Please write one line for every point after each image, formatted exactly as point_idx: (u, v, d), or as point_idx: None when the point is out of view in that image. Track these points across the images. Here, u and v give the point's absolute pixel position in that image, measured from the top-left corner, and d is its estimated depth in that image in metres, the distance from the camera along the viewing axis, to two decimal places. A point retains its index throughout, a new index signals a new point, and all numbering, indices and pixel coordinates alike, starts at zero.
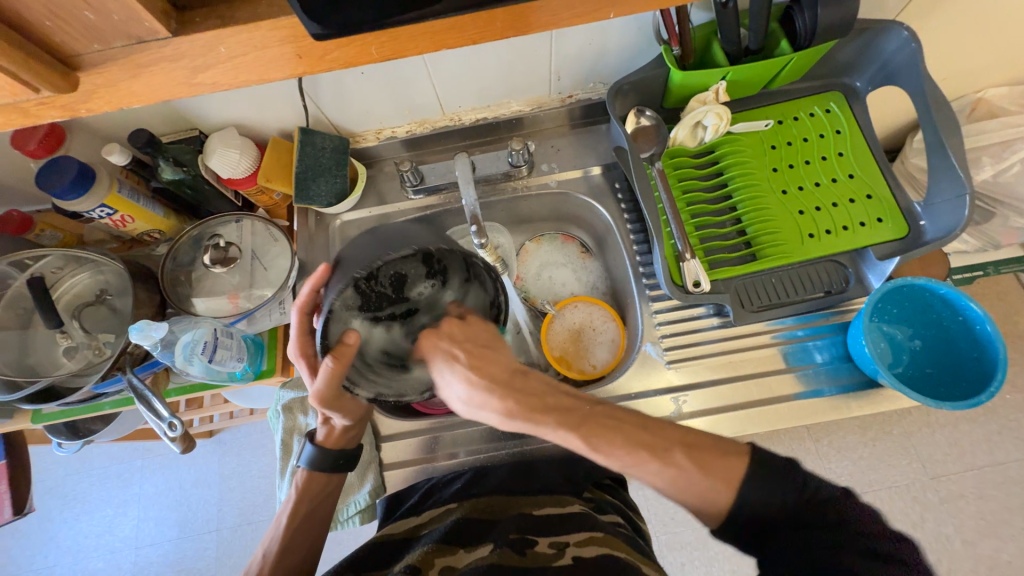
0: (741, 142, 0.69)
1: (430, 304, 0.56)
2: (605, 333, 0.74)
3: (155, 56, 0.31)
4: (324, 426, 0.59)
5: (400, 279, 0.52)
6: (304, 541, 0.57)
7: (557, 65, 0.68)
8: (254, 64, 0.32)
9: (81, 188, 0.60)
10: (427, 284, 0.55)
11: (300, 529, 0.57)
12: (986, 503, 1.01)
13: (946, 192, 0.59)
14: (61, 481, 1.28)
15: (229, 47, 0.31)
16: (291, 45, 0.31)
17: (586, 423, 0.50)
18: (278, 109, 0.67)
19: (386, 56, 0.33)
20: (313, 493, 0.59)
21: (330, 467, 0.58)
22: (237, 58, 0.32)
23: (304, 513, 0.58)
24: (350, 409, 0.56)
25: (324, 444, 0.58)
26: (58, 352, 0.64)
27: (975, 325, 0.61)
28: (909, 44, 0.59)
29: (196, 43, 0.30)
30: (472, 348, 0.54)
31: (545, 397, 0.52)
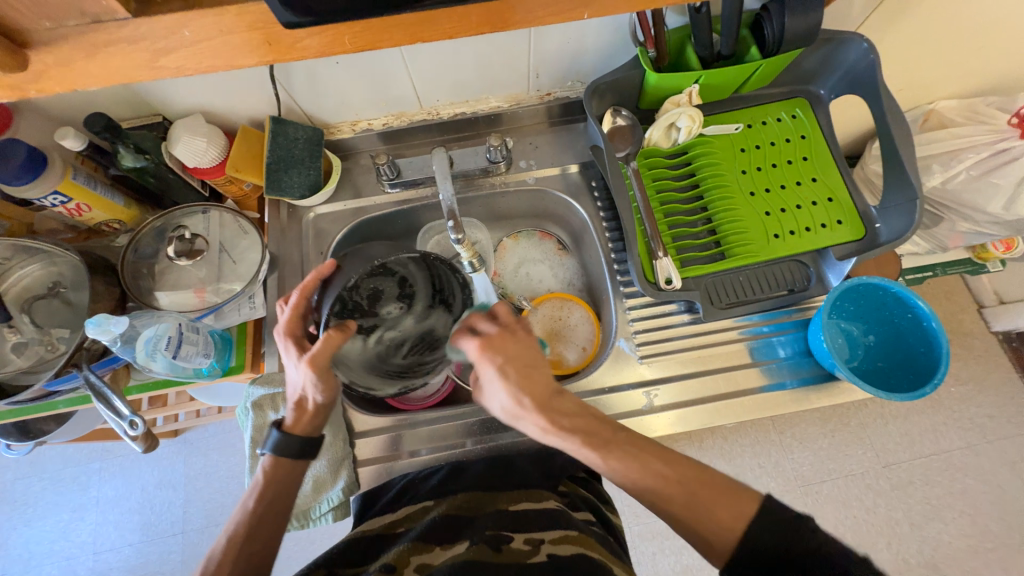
0: (713, 144, 0.71)
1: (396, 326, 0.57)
2: (573, 315, 0.76)
3: (113, 36, 0.29)
4: (292, 412, 0.55)
5: (376, 295, 0.55)
6: (266, 532, 0.52)
7: (536, 63, 0.68)
8: (221, 49, 0.31)
9: (31, 173, 0.56)
10: (396, 306, 0.57)
11: (264, 518, 0.52)
12: (931, 488, 1.08)
13: (899, 196, 0.63)
14: (9, 487, 1.21)
15: (193, 31, 0.30)
16: (260, 31, 0.30)
17: (609, 447, 0.50)
18: (248, 97, 0.65)
19: (360, 46, 0.33)
20: (276, 479, 0.54)
21: (297, 454, 0.54)
22: (203, 42, 0.30)
23: (267, 502, 0.53)
24: (328, 386, 0.51)
25: (291, 431, 0.54)
26: (6, 349, 0.60)
27: (923, 322, 0.64)
28: (868, 54, 0.62)
29: (158, 26, 0.29)
30: (522, 367, 0.50)
31: (578, 417, 0.51)
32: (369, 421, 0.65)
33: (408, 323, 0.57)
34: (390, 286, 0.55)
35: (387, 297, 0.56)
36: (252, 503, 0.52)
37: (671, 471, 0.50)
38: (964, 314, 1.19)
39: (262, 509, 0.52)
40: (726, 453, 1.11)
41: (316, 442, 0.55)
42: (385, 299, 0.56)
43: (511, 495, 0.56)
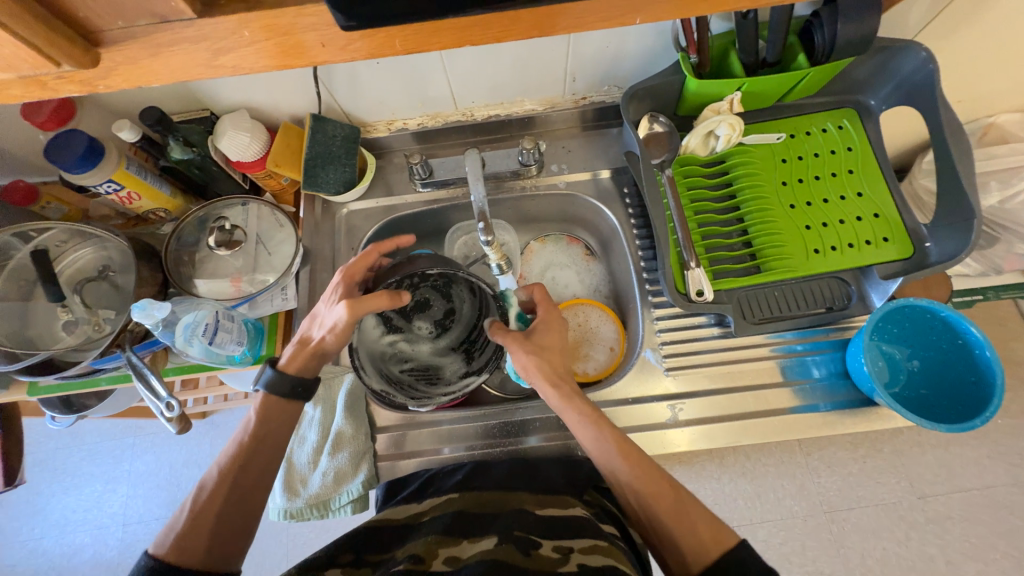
0: (751, 154, 0.69)
1: (413, 340, 0.62)
2: (590, 317, 0.76)
3: (176, 36, 0.30)
4: (294, 348, 0.56)
5: (422, 302, 0.61)
6: (255, 469, 0.53)
7: (573, 66, 0.68)
8: (276, 50, 0.32)
9: (89, 162, 0.59)
10: (426, 327, 0.62)
11: (254, 455, 0.54)
12: (971, 525, 1.02)
13: (954, 215, 0.59)
14: (51, 455, 1.28)
15: (252, 31, 0.31)
16: (315, 33, 0.31)
17: (634, 451, 0.53)
18: (291, 94, 0.67)
19: (409, 49, 0.33)
20: (268, 417, 0.55)
21: (289, 392, 0.55)
22: (259, 43, 0.31)
23: (258, 440, 0.54)
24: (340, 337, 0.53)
25: (286, 370, 0.55)
26: (58, 326, 0.63)
27: (974, 349, 0.61)
28: (926, 64, 0.59)
29: (220, 27, 0.30)
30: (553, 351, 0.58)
31: (600, 419, 0.55)
32: (390, 417, 0.66)
33: (421, 347, 0.62)
34: (438, 297, 0.62)
35: (431, 309, 0.62)
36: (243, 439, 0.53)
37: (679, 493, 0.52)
38: (1016, 342, 1.11)
39: (252, 449, 0.53)
40: (748, 472, 1.07)
41: (311, 385, 0.56)
42: (429, 309, 0.62)
43: (536, 498, 0.55)
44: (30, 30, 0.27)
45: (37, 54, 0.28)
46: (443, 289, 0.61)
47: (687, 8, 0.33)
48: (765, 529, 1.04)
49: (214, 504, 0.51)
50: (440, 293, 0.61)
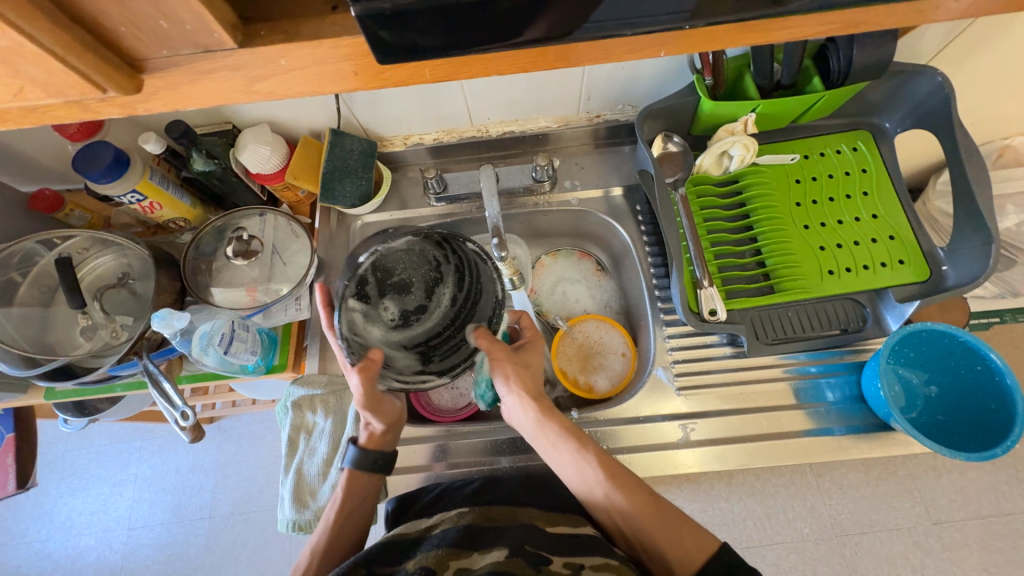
0: (765, 174, 0.69)
1: (371, 317, 0.49)
2: (590, 329, 0.76)
3: (216, 64, 0.31)
4: (365, 430, 0.59)
5: (403, 284, 0.51)
6: (346, 543, 0.57)
7: (588, 86, 0.69)
8: (311, 77, 0.33)
9: (115, 173, 0.61)
10: (391, 312, 0.51)
11: (343, 529, 0.57)
12: (988, 554, 0.99)
13: (971, 239, 0.59)
14: (61, 456, 1.29)
15: (289, 60, 0.32)
16: (348, 62, 0.32)
17: (620, 471, 0.55)
18: (312, 110, 0.69)
19: (437, 77, 0.34)
20: (355, 492, 0.58)
21: (372, 467, 0.58)
22: (295, 70, 0.32)
23: (346, 515, 0.57)
24: (388, 411, 0.58)
25: (367, 446, 0.59)
26: (76, 332, 0.65)
27: (995, 375, 0.59)
28: (942, 89, 0.59)
29: (259, 56, 0.31)
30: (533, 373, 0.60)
31: (585, 440, 0.56)
32: (400, 430, 0.66)
33: (371, 331, 0.49)
34: (422, 288, 0.52)
35: (408, 297, 0.51)
36: (333, 515, 0.56)
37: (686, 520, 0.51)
38: None
39: (342, 521, 0.57)
40: (758, 492, 1.05)
41: (390, 456, 0.60)
42: (407, 295, 0.51)
43: (545, 514, 0.55)
44: (79, 59, 0.28)
45: (84, 81, 0.29)
46: (433, 282, 0.52)
47: (710, 42, 0.34)
48: (774, 552, 1.02)
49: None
50: (427, 285, 0.52)
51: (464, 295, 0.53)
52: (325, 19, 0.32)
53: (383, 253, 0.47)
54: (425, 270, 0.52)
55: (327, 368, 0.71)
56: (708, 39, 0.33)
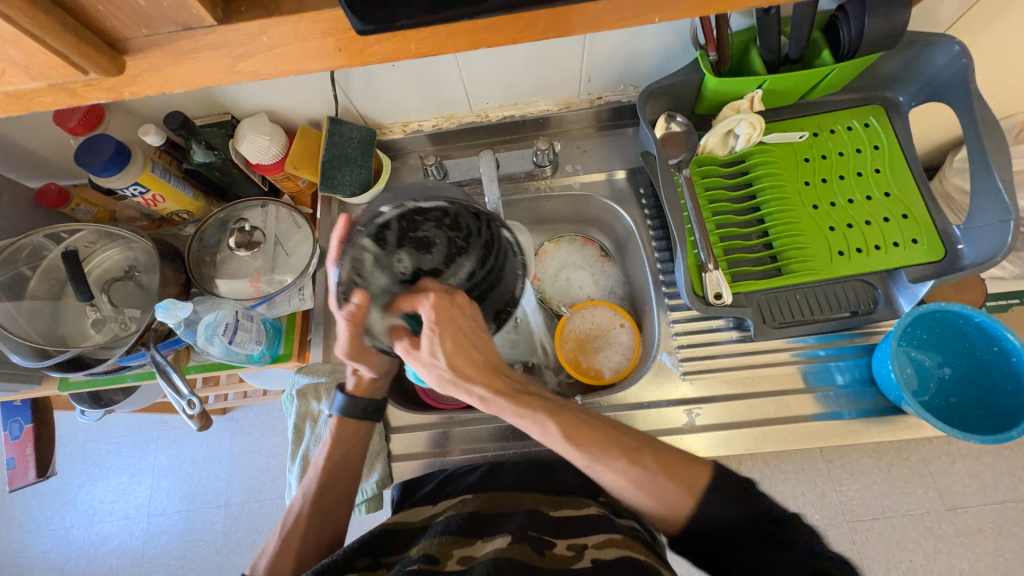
0: (772, 153, 0.68)
1: (386, 263, 0.51)
2: (587, 317, 0.75)
3: (199, 43, 0.31)
4: (353, 376, 0.62)
5: (424, 243, 0.51)
6: (340, 485, 0.59)
7: (588, 65, 0.67)
8: (295, 54, 0.32)
9: (117, 165, 0.61)
10: (405, 263, 0.51)
11: (335, 475, 0.60)
12: (1004, 539, 0.97)
13: (989, 216, 0.56)
14: (81, 447, 1.33)
15: (270, 37, 0.31)
16: (332, 38, 0.32)
17: (563, 413, 0.53)
18: (309, 97, 0.68)
19: (423, 51, 0.33)
20: (344, 440, 0.60)
21: (361, 414, 0.61)
22: (278, 47, 0.32)
23: (337, 458, 0.60)
24: (378, 362, 0.59)
25: (355, 394, 0.61)
26: (87, 324, 0.66)
27: (1011, 357, 0.58)
28: (959, 59, 0.56)
29: (241, 33, 0.31)
30: (472, 331, 0.52)
31: (527, 388, 0.55)
32: (404, 418, 0.66)
33: (380, 278, 0.51)
34: (442, 253, 0.52)
35: (426, 255, 0.52)
36: (323, 460, 0.59)
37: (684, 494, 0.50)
38: None
39: (332, 467, 0.59)
40: (767, 478, 1.04)
41: (379, 404, 0.62)
42: (425, 253, 0.52)
43: (549, 499, 0.55)
44: (60, 41, 0.28)
45: (66, 63, 0.29)
46: (456, 251, 0.52)
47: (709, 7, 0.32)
48: None
49: (297, 529, 0.57)
50: (449, 251, 0.52)
51: (481, 275, 0.54)
52: None
53: (415, 213, 0.49)
54: (451, 236, 0.51)
55: (331, 357, 0.72)
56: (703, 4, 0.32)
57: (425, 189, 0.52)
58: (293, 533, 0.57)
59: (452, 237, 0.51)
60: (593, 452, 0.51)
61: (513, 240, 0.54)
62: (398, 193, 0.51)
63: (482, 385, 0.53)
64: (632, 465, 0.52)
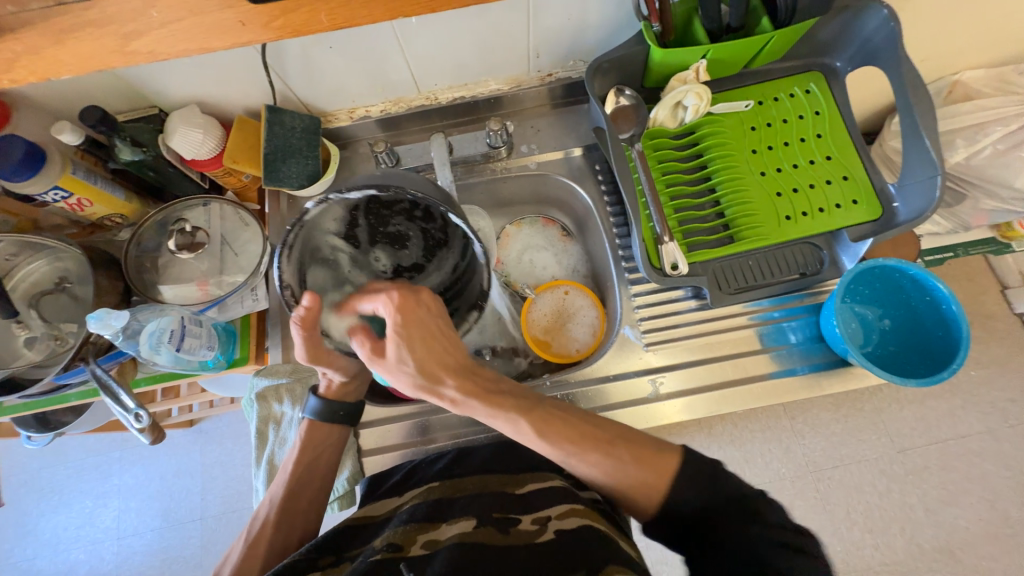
0: (720, 123, 0.69)
1: (360, 258, 0.51)
2: (548, 302, 0.76)
3: (79, 19, 0.31)
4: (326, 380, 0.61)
5: (399, 238, 0.51)
6: (308, 491, 0.59)
7: (535, 41, 0.66)
8: (193, 29, 0.33)
9: (30, 169, 0.56)
10: (381, 257, 0.52)
11: (304, 479, 0.59)
12: (948, 473, 1.06)
13: (918, 173, 0.59)
14: (36, 475, 1.25)
15: (160, 10, 0.32)
16: (232, 11, 0.32)
17: (536, 411, 0.53)
18: (242, 84, 0.64)
19: (336, 23, 0.34)
20: (313, 443, 0.59)
21: (331, 417, 0.59)
22: (170, 23, 0.32)
23: (305, 464, 0.59)
24: (346, 364, 0.57)
25: (328, 397, 0.60)
26: (18, 344, 0.61)
27: (941, 304, 0.62)
28: (888, 23, 0.58)
29: (127, 7, 0.31)
30: (439, 329, 0.50)
31: (499, 383, 0.54)
32: (373, 412, 0.65)
33: (357, 273, 0.51)
34: (419, 246, 0.52)
35: (403, 251, 0.52)
36: (292, 464, 0.58)
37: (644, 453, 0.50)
38: (986, 296, 1.15)
39: (302, 471, 0.58)
40: (737, 439, 1.09)
41: (353, 408, 0.60)
42: (402, 248, 0.52)
43: (514, 478, 0.56)
44: None
45: None
46: (431, 244, 0.52)
47: None
48: None
49: (266, 535, 0.56)
50: (424, 243, 0.52)
51: (461, 267, 0.53)
52: None
53: (382, 207, 0.47)
54: (424, 228, 0.50)
55: (291, 357, 0.70)
56: None
57: (387, 178, 0.47)
58: (259, 542, 0.56)
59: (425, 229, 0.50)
60: (568, 445, 0.52)
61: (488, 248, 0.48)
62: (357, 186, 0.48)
63: (454, 385, 0.52)
64: (607, 457, 0.52)
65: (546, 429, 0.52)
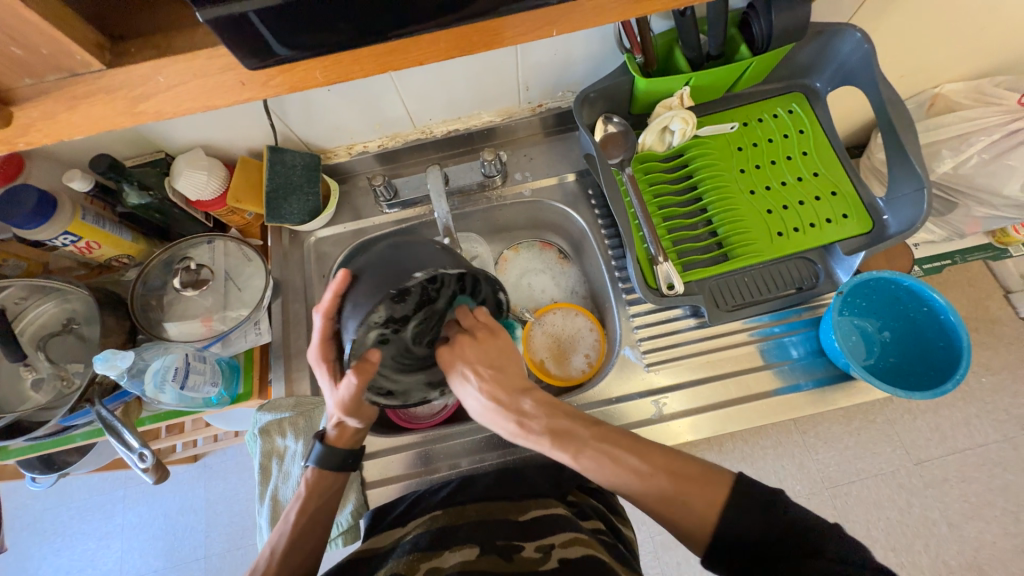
0: (707, 145, 0.70)
1: (373, 322, 0.50)
2: (547, 324, 0.76)
3: (88, 85, 0.33)
4: (335, 426, 0.59)
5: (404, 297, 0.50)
6: (309, 542, 0.56)
7: (524, 76, 0.69)
8: (194, 90, 0.34)
9: (42, 217, 0.58)
10: (383, 318, 0.51)
11: (307, 528, 0.56)
12: (969, 485, 1.03)
13: (905, 186, 0.60)
14: (39, 517, 1.24)
15: (166, 75, 0.33)
16: (232, 72, 0.34)
17: (585, 449, 0.51)
18: (245, 127, 0.66)
19: (329, 79, 0.36)
20: (319, 490, 0.58)
21: (340, 464, 0.58)
22: (176, 85, 0.34)
23: (309, 514, 0.57)
24: (369, 414, 0.56)
25: (334, 443, 0.59)
26: (24, 386, 0.61)
27: (940, 315, 0.62)
28: (862, 46, 0.61)
29: (134, 74, 0.33)
30: (488, 369, 0.54)
31: (549, 417, 0.53)
32: (377, 443, 0.65)
33: (362, 333, 0.49)
34: (418, 305, 0.52)
35: (402, 308, 0.51)
36: (295, 514, 0.56)
37: (649, 476, 0.49)
38: (990, 300, 1.14)
39: (305, 520, 0.56)
40: (748, 457, 1.07)
41: (358, 453, 0.60)
42: (402, 307, 0.51)
43: (517, 504, 0.55)
44: None
45: None
46: (428, 299, 0.52)
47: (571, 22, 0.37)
48: None
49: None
50: (421, 299, 0.51)
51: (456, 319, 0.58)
52: (198, 32, 0.35)
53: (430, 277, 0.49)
54: (431, 292, 0.51)
55: (294, 391, 0.70)
56: (593, 11, 0.36)
57: (426, 246, 0.49)
58: None
59: (429, 288, 0.50)
60: (608, 476, 0.50)
61: (503, 301, 0.58)
62: (410, 255, 0.48)
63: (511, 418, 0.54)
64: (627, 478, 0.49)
65: (589, 463, 0.51)
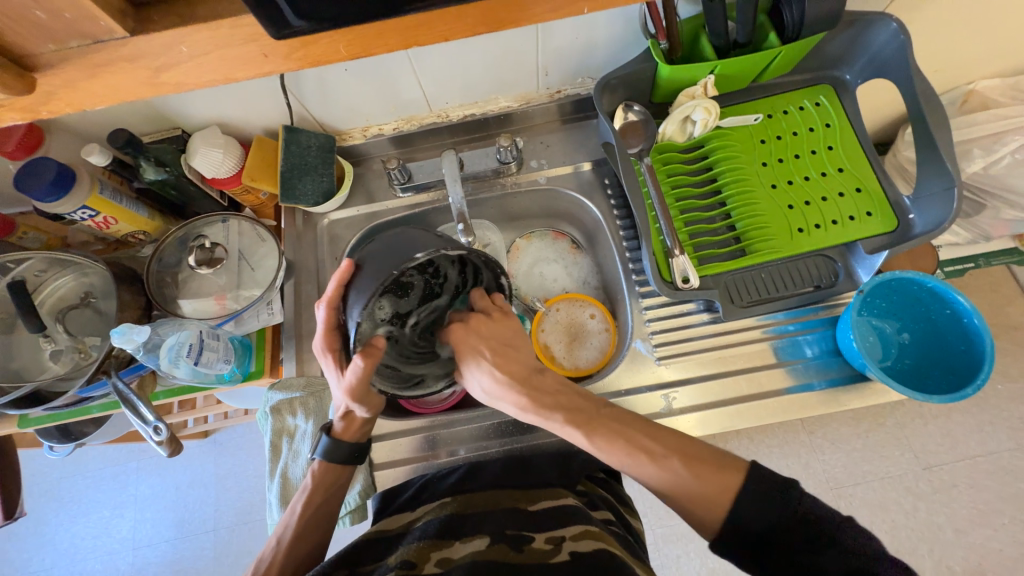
0: (730, 137, 0.69)
1: (376, 312, 0.52)
2: (562, 313, 0.76)
3: (110, 54, 0.33)
4: (342, 419, 0.59)
5: (405, 287, 0.55)
6: (315, 532, 0.56)
7: (545, 60, 0.67)
8: (217, 61, 0.35)
9: (61, 189, 0.58)
10: (387, 310, 0.54)
11: (313, 520, 0.57)
12: (979, 492, 1.02)
13: (935, 184, 0.58)
14: (55, 484, 1.28)
15: (188, 45, 0.33)
16: (254, 44, 0.34)
17: (592, 423, 0.53)
18: (262, 106, 0.66)
19: (351, 53, 0.36)
20: (326, 483, 0.58)
21: (347, 457, 0.58)
22: (198, 56, 0.34)
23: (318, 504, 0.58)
24: (375, 402, 0.55)
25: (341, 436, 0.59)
26: (44, 357, 0.63)
27: (963, 318, 0.61)
28: (898, 36, 0.59)
29: (155, 43, 0.33)
30: (497, 346, 0.56)
31: (558, 395, 0.55)
32: (386, 425, 0.66)
33: (368, 324, 0.51)
34: (418, 296, 0.57)
35: (404, 299, 0.55)
36: (302, 505, 0.56)
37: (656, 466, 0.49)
38: (1011, 307, 1.11)
39: (311, 511, 0.56)
40: (753, 455, 1.07)
41: (364, 448, 0.60)
42: (404, 297, 0.55)
43: (526, 494, 0.56)
44: None
45: None
46: (432, 293, 0.57)
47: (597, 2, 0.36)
48: None
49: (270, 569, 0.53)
50: (426, 293, 0.57)
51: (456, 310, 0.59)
52: None
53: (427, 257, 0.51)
54: (430, 279, 0.56)
55: (305, 370, 0.71)
56: None
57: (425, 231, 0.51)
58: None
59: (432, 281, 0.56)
60: (623, 458, 0.50)
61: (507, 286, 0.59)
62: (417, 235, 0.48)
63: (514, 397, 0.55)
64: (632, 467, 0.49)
65: (598, 439, 0.52)
